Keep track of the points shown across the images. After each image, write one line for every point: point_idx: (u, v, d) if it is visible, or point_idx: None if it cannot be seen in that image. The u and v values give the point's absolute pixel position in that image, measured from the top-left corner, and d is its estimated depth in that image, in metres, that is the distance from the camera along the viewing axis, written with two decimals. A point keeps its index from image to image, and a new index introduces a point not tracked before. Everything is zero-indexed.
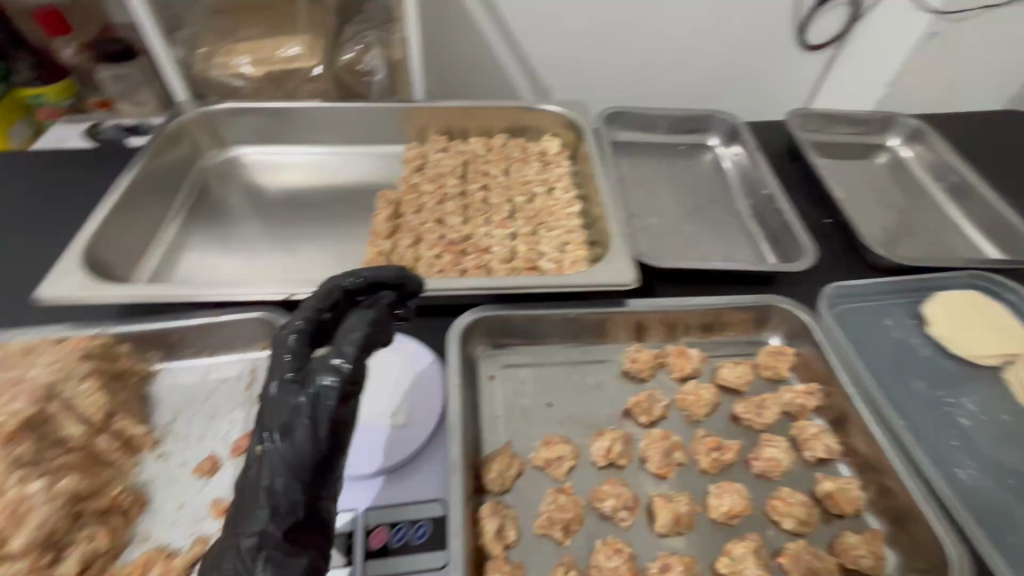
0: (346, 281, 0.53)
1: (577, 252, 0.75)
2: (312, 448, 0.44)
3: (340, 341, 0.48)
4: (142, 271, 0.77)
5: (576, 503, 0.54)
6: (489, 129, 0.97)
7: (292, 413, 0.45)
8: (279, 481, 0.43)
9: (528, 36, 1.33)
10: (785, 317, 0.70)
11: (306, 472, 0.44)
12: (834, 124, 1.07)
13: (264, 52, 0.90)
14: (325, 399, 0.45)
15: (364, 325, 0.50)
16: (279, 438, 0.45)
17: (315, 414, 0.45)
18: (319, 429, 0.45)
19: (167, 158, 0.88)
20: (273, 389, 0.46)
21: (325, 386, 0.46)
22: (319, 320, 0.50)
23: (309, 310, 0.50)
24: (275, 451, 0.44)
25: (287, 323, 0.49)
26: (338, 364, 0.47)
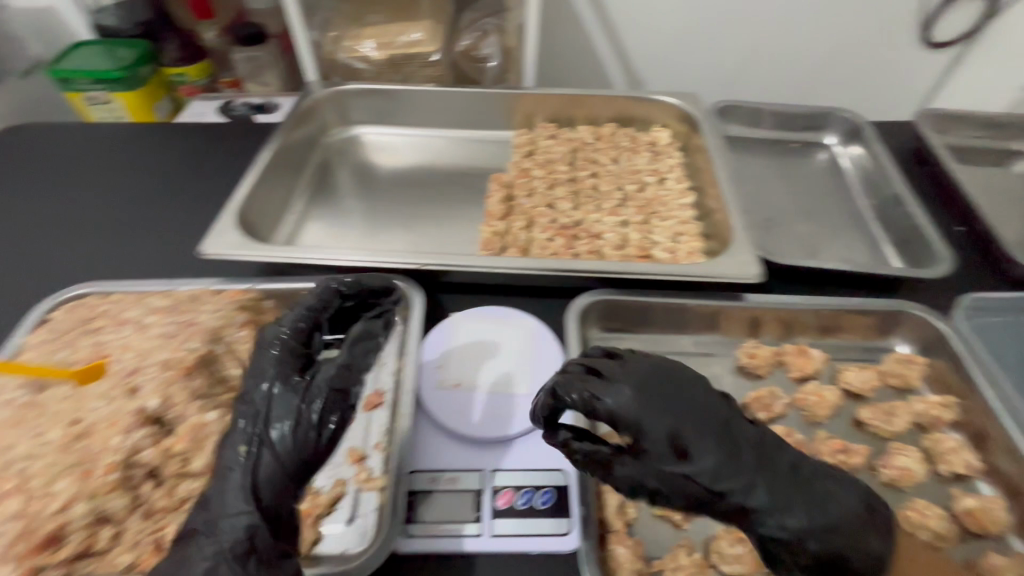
0: (339, 285, 0.57)
1: (692, 243, 0.75)
2: (310, 448, 0.45)
3: (350, 348, 0.52)
4: (276, 237, 0.84)
5: None
6: (596, 119, 0.98)
7: (292, 414, 0.45)
8: (268, 480, 0.44)
9: (629, 29, 1.32)
10: (917, 324, 0.67)
11: (299, 473, 0.45)
12: (965, 126, 1.00)
13: (388, 37, 0.96)
14: (332, 403, 0.47)
15: (372, 335, 0.54)
16: (276, 436, 0.45)
17: (323, 419, 0.46)
18: (322, 432, 0.46)
19: (299, 135, 0.94)
20: (269, 389, 0.47)
21: (336, 390, 0.48)
22: (317, 320, 0.53)
23: (308, 311, 0.53)
24: (271, 450, 0.44)
25: (282, 320, 0.52)
26: (351, 371, 0.50)
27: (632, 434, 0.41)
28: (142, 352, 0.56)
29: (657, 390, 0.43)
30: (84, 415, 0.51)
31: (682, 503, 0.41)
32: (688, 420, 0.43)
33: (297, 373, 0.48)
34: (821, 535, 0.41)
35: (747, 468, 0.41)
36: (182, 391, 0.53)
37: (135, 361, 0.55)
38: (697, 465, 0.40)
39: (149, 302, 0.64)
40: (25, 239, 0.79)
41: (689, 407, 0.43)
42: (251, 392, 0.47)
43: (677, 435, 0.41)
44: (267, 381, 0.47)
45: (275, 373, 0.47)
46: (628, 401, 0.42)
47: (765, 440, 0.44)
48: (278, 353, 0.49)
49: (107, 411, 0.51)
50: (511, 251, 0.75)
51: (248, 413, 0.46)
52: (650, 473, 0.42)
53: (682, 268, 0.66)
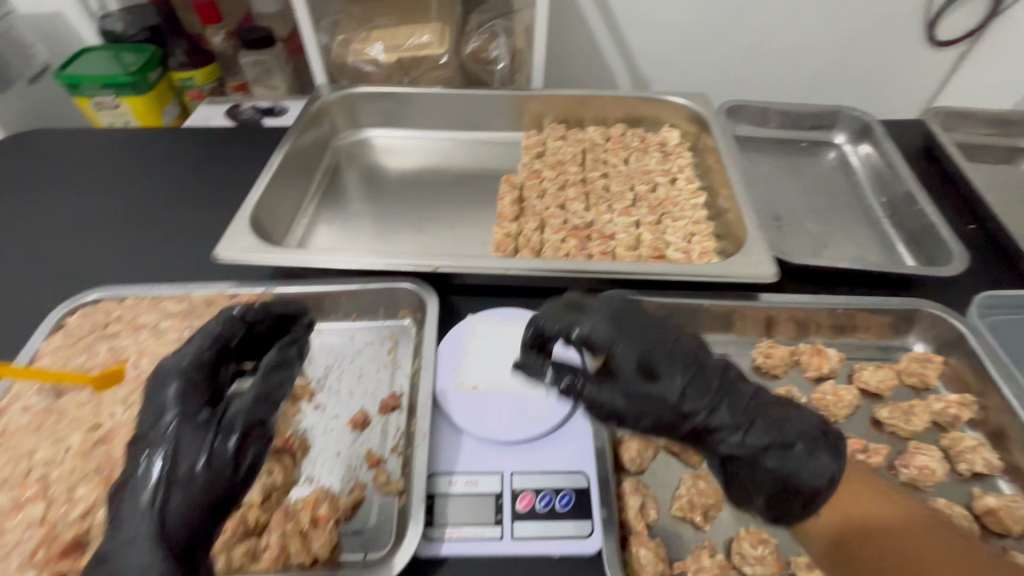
0: (251, 309, 0.50)
1: (705, 244, 0.75)
2: (226, 486, 0.40)
3: (262, 378, 0.45)
4: (287, 240, 0.83)
5: (716, 491, 0.54)
6: (605, 119, 0.98)
7: (203, 453, 0.40)
8: (180, 523, 0.39)
9: (635, 30, 1.32)
10: (933, 323, 0.67)
11: (213, 513, 0.40)
12: (974, 124, 1.00)
13: (396, 40, 0.96)
14: (247, 439, 0.41)
15: (285, 362, 0.48)
16: (182, 481, 0.39)
17: (237, 455, 0.41)
18: (239, 469, 0.41)
19: (308, 137, 0.94)
20: (173, 426, 0.41)
21: (250, 424, 0.42)
22: (226, 348, 0.47)
23: (215, 338, 0.46)
24: (180, 492, 0.39)
25: (184, 351, 0.45)
26: (268, 402, 0.44)
27: (606, 357, 0.47)
28: (159, 358, 0.57)
29: (630, 324, 0.47)
30: (105, 420, 0.51)
31: (649, 420, 0.46)
32: (658, 349, 0.46)
33: (207, 409, 0.42)
34: (774, 455, 0.44)
35: (705, 390, 0.45)
36: None
37: (153, 367, 0.56)
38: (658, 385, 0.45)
39: (164, 307, 0.64)
40: (37, 245, 0.79)
41: (653, 335, 0.47)
42: (152, 430, 0.41)
43: (642, 361, 0.46)
44: (169, 419, 0.41)
45: (179, 408, 0.41)
46: (604, 329, 0.47)
47: (732, 373, 0.47)
48: (184, 387, 0.42)
49: (127, 416, 0.51)
50: (524, 252, 0.75)
51: (151, 454, 0.40)
52: (622, 396, 0.46)
53: (699, 268, 0.66)
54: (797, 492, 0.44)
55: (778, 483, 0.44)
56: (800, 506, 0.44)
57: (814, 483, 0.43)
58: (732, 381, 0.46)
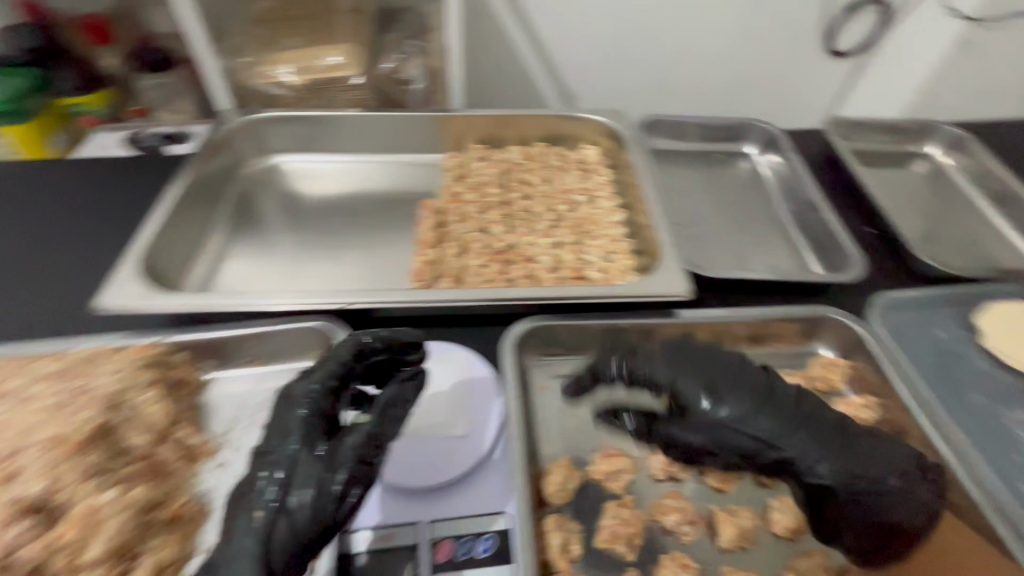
0: (369, 338, 0.54)
1: (625, 262, 0.75)
2: (326, 522, 0.43)
3: (379, 415, 0.49)
4: (190, 280, 0.77)
5: (639, 518, 0.53)
6: (527, 138, 0.97)
7: (315, 483, 0.43)
8: (281, 550, 0.42)
9: (556, 46, 1.33)
10: (837, 329, 0.70)
11: (313, 546, 0.43)
12: (871, 131, 1.06)
13: (307, 61, 0.92)
14: (355, 478, 0.44)
15: (404, 401, 0.52)
16: (297, 504, 0.43)
17: (344, 492, 0.44)
18: (341, 507, 0.43)
19: (212, 166, 0.88)
20: (294, 450, 0.45)
21: (360, 462, 0.45)
22: (345, 378, 0.51)
23: (339, 366, 0.51)
24: (286, 519, 0.42)
25: (314, 375, 0.50)
26: (379, 441, 0.47)
27: (670, 394, 0.52)
28: (25, 430, 0.50)
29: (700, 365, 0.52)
30: None
31: (732, 452, 0.50)
32: (720, 382, 0.51)
33: (324, 438, 0.46)
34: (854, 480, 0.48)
35: (781, 422, 0.49)
36: (72, 471, 0.48)
37: (17, 442, 0.49)
38: (729, 417, 0.49)
39: (37, 368, 0.57)
40: None
41: (716, 371, 0.52)
42: (274, 449, 0.45)
43: (715, 399, 0.50)
44: (292, 442, 0.45)
45: (303, 434, 0.46)
46: (661, 369, 0.52)
47: (802, 400, 0.51)
48: (310, 412, 0.47)
49: None
50: (443, 280, 0.72)
51: (269, 473, 0.44)
52: (699, 433, 0.50)
53: (616, 290, 0.66)
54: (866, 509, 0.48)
55: (869, 516, 0.48)
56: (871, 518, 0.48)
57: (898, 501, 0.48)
58: (805, 410, 0.50)
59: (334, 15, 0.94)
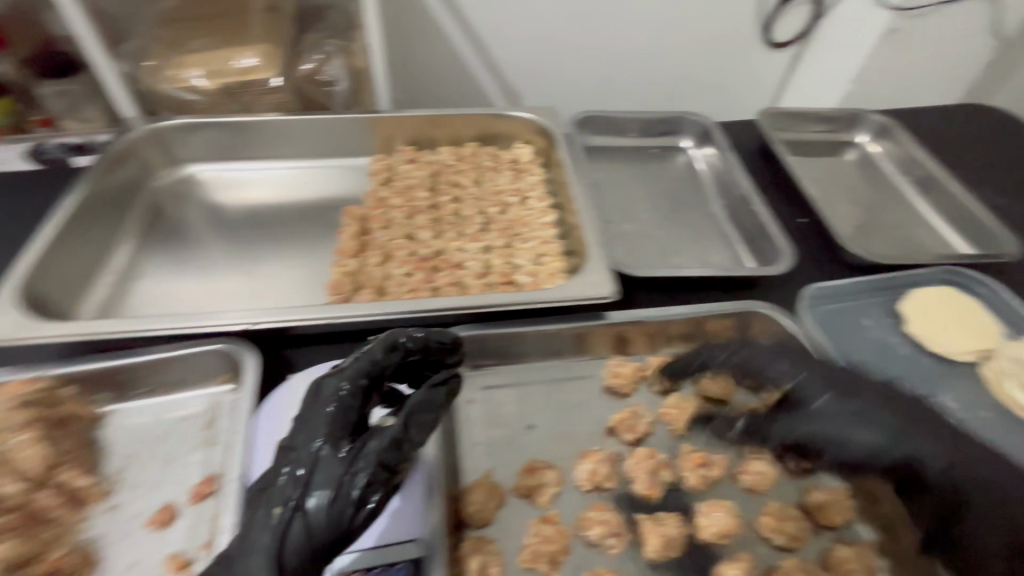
0: (402, 337, 0.52)
1: (554, 264, 0.73)
2: (343, 526, 0.42)
3: (405, 420, 0.47)
4: (89, 304, 0.72)
5: (561, 534, 0.52)
6: (458, 138, 0.94)
7: (335, 484, 0.42)
8: (294, 552, 0.41)
9: (495, 41, 1.30)
10: (765, 323, 0.69)
11: (328, 549, 0.42)
12: (804, 122, 1.07)
13: (216, 63, 0.85)
14: (375, 483, 0.43)
15: (436, 407, 0.50)
16: (316, 504, 0.41)
17: (362, 497, 0.42)
18: (358, 512, 0.42)
19: (115, 179, 0.82)
20: (319, 448, 0.44)
21: (382, 467, 0.44)
22: (377, 377, 0.49)
23: (371, 364, 0.48)
24: (303, 519, 0.41)
25: (345, 372, 0.48)
26: (403, 447, 0.46)
27: (784, 391, 0.55)
28: None
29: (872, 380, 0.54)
30: None
31: (829, 448, 0.53)
32: (847, 390, 0.53)
33: (349, 439, 0.45)
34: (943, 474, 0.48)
35: (889, 429, 0.50)
36: None
37: None
38: (840, 417, 0.52)
39: None
40: None
41: (846, 379, 0.54)
42: (300, 445, 0.44)
43: (830, 398, 0.53)
44: (319, 441, 0.44)
45: (327, 433, 0.44)
46: (780, 365, 0.56)
47: (919, 405, 0.52)
48: (336, 411, 0.45)
49: None
50: (364, 292, 0.69)
51: (292, 469, 0.43)
52: (799, 424, 0.55)
53: (542, 295, 0.64)
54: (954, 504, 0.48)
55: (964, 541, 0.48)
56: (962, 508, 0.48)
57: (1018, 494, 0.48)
58: (920, 415, 0.51)
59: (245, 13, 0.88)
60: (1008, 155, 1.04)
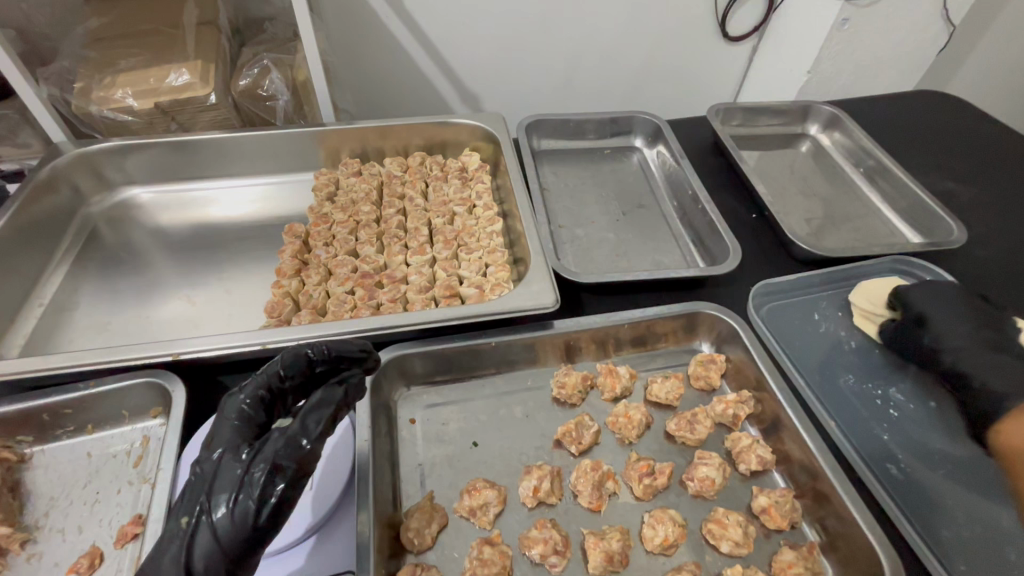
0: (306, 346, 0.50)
1: (499, 274, 0.72)
2: (248, 527, 0.41)
3: (301, 417, 0.45)
4: (15, 340, 0.69)
5: (503, 555, 0.50)
6: (406, 147, 0.93)
7: (234, 487, 0.42)
8: (203, 557, 0.41)
9: (449, 46, 1.28)
10: (713, 323, 0.69)
11: (237, 553, 0.41)
12: (756, 116, 1.07)
13: (147, 84, 0.82)
14: (273, 478, 0.42)
15: (334, 402, 0.46)
16: (216, 511, 0.42)
17: (260, 494, 0.41)
18: (261, 510, 0.41)
19: (44, 207, 0.79)
20: (219, 457, 0.44)
21: (278, 464, 0.42)
22: (278, 388, 0.49)
23: (270, 375, 0.48)
24: (207, 525, 0.41)
25: (243, 386, 0.48)
26: (300, 443, 0.43)
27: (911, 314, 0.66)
28: None
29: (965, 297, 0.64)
30: None
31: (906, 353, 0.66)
32: (926, 303, 0.65)
33: (250, 445, 0.45)
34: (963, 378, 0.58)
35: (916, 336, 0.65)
36: None
37: None
38: (944, 323, 0.62)
39: None
40: None
41: (914, 296, 0.67)
42: (203, 459, 0.45)
43: (946, 312, 0.63)
44: (218, 453, 0.44)
45: (226, 442, 0.45)
46: (915, 294, 0.66)
47: (938, 319, 0.63)
48: (237, 423, 0.46)
49: None
50: (302, 313, 0.67)
51: (197, 481, 0.44)
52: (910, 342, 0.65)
53: (482, 308, 0.62)
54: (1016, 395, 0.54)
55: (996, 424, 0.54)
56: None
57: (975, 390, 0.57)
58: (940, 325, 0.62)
59: (178, 31, 0.86)
60: (955, 139, 1.06)
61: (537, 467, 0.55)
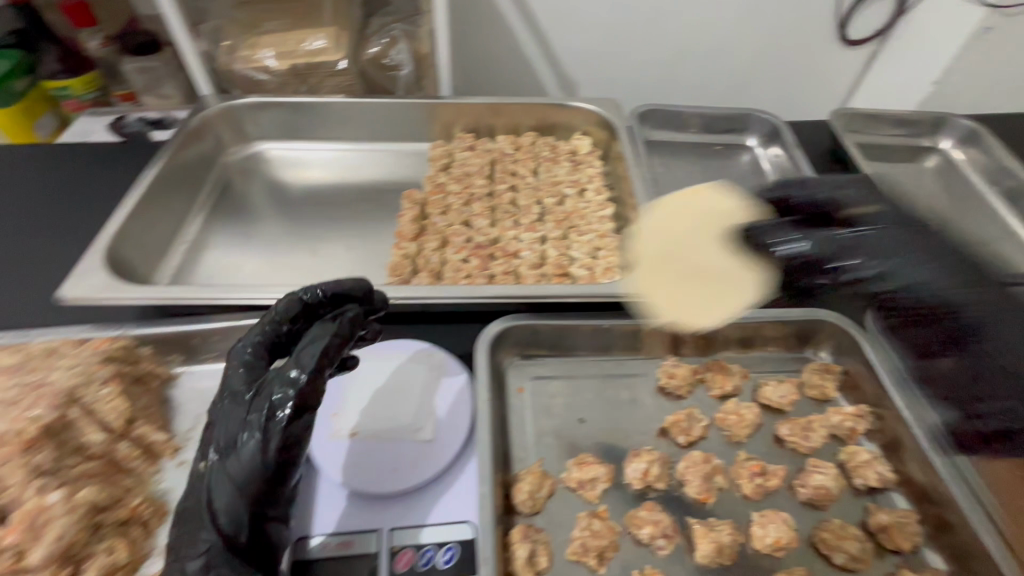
0: (303, 292, 0.52)
1: (611, 258, 0.72)
2: (260, 464, 0.43)
3: (296, 354, 0.47)
4: (164, 269, 0.76)
5: (611, 530, 0.51)
6: (517, 126, 0.94)
7: (241, 427, 0.45)
8: (224, 499, 0.44)
9: (556, 29, 1.28)
10: (833, 332, 0.66)
11: (255, 491, 0.44)
12: (880, 125, 1.01)
13: (287, 45, 0.87)
14: (273, 413, 0.44)
15: (325, 337, 0.48)
16: (227, 455, 0.45)
17: (263, 432, 0.44)
18: (267, 446, 0.43)
19: (193, 152, 0.87)
20: (224, 405, 0.47)
21: (277, 401, 0.44)
22: (278, 334, 0.51)
23: (269, 323, 0.51)
24: (222, 469, 0.44)
25: (245, 336, 0.51)
26: (294, 378, 0.45)
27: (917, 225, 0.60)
28: None
29: (910, 224, 0.59)
30: None
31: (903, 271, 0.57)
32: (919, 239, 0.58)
33: (252, 390, 0.47)
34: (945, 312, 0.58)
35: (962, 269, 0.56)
36: (18, 471, 0.45)
37: None
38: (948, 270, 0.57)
39: None
40: None
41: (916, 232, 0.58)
42: (217, 409, 0.48)
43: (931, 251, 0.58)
44: (223, 401, 0.48)
45: (231, 391, 0.48)
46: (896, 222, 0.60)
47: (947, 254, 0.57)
48: (241, 371, 0.49)
49: None
50: (421, 276, 0.70)
51: (212, 431, 0.48)
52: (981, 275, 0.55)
53: (599, 288, 0.63)
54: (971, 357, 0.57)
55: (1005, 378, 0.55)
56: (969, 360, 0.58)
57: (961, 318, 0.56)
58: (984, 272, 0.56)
59: None
60: None
61: (647, 453, 0.56)
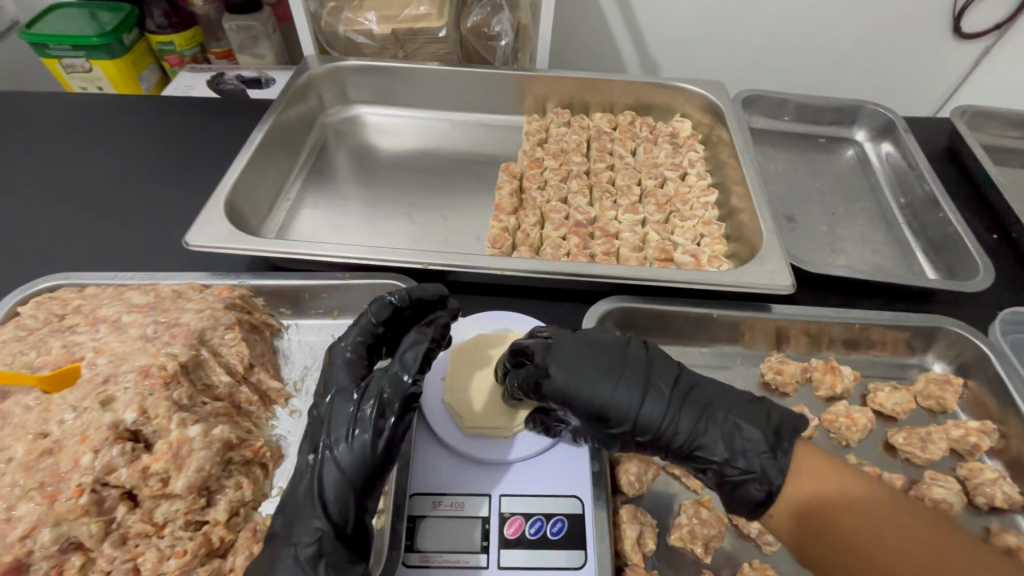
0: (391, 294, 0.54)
1: (716, 247, 0.70)
2: (371, 459, 0.45)
3: (400, 355, 0.48)
4: (270, 225, 0.78)
5: (719, 520, 0.51)
6: (613, 105, 0.92)
7: (351, 424, 0.46)
8: (332, 489, 0.45)
9: (646, 8, 1.21)
10: (955, 343, 0.62)
11: (362, 483, 0.45)
12: (1002, 124, 0.94)
13: (391, 9, 0.85)
14: (383, 412, 0.46)
15: (426, 340, 0.49)
16: (337, 448, 0.46)
17: (375, 427, 0.45)
18: (378, 442, 0.45)
19: (297, 112, 0.88)
20: (330, 400, 0.48)
21: (387, 400, 0.46)
22: (374, 335, 0.53)
23: (365, 324, 0.52)
24: (332, 460, 0.45)
25: (344, 336, 0.52)
26: (401, 378, 0.47)
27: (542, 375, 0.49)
28: (118, 357, 0.50)
29: (578, 359, 0.49)
30: (53, 428, 0.46)
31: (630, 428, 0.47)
32: (597, 369, 0.49)
33: (358, 387, 0.49)
34: (795, 424, 0.46)
35: (639, 401, 0.47)
36: (162, 402, 0.48)
37: (111, 366, 0.50)
38: (608, 399, 0.48)
39: (127, 298, 0.58)
40: (8, 228, 0.74)
41: (597, 365, 0.49)
42: (321, 405, 0.49)
43: (599, 386, 0.48)
44: (329, 396, 0.49)
45: (336, 386, 0.49)
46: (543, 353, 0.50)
47: (625, 362, 0.49)
48: (342, 367, 0.50)
49: (77, 424, 0.46)
50: (522, 250, 0.70)
51: (315, 426, 0.48)
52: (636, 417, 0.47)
53: (708, 276, 0.60)
54: (762, 510, 0.44)
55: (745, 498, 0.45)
56: (748, 513, 0.45)
57: (707, 461, 0.46)
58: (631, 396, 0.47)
59: None
60: None
61: None
